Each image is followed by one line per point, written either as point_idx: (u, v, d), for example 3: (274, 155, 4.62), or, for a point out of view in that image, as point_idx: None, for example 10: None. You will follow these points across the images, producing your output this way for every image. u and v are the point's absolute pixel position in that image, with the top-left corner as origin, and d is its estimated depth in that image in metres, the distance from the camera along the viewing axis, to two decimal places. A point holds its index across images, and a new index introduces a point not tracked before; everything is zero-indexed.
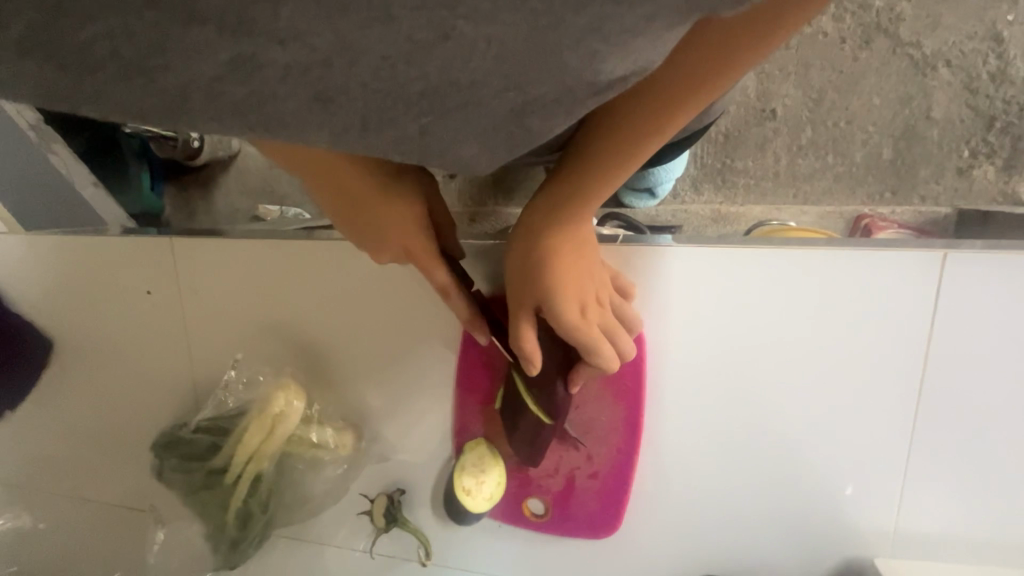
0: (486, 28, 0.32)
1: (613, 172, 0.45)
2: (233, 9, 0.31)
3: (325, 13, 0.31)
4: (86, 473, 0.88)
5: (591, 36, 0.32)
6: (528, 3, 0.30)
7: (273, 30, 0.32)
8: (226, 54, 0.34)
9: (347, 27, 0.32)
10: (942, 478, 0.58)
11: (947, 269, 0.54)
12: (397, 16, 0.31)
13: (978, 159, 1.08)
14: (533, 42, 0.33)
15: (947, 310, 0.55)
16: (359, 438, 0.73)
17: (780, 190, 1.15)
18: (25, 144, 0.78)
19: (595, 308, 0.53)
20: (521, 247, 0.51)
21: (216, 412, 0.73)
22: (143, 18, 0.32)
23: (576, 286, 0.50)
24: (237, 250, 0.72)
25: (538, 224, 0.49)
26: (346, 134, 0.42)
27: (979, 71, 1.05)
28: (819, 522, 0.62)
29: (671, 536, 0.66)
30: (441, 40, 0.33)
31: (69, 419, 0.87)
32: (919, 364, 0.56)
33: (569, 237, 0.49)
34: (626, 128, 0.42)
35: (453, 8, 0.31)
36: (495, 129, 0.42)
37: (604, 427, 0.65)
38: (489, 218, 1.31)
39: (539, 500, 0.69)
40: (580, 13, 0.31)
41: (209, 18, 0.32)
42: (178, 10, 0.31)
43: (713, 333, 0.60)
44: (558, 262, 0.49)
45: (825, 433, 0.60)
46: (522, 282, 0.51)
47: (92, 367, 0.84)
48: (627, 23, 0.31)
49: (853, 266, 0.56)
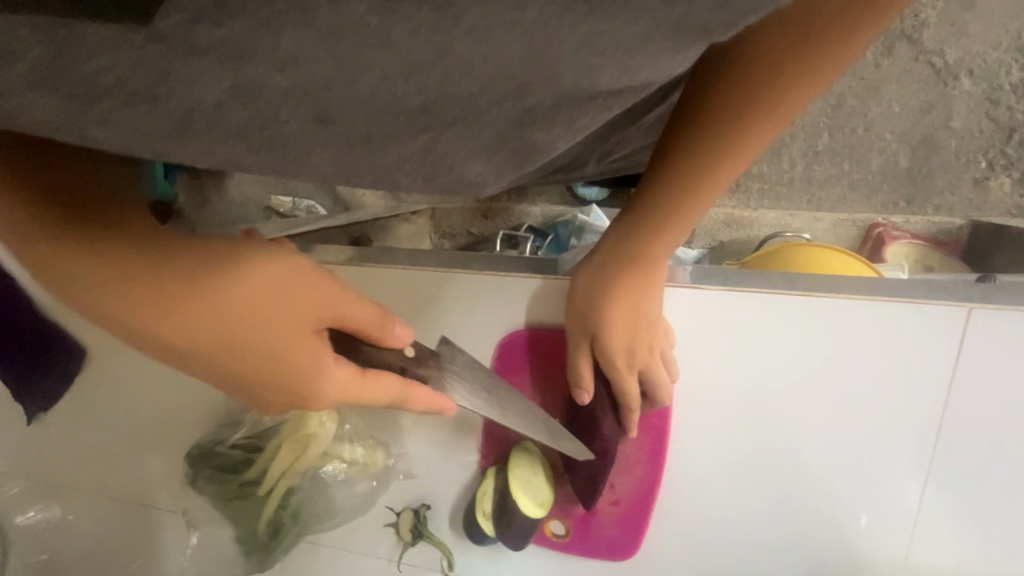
0: (483, 48, 0.36)
1: (674, 206, 0.50)
2: (233, 42, 0.34)
3: (326, 38, 0.35)
4: (119, 469, 0.92)
5: (587, 51, 0.36)
6: (524, 23, 0.35)
7: (272, 60, 0.35)
8: (228, 81, 0.35)
9: (343, 50, 0.35)
10: (956, 523, 0.60)
11: (972, 324, 0.57)
12: (394, 40, 0.35)
13: (995, 171, 1.07)
14: (531, 59, 0.37)
15: (966, 361, 0.58)
16: (388, 455, 0.75)
17: (794, 196, 1.17)
18: None
19: (644, 354, 0.59)
20: (583, 287, 0.58)
21: (251, 430, 0.78)
22: (144, 50, 0.34)
23: (625, 335, 0.56)
24: None
25: (602, 266, 0.56)
26: (348, 164, 0.41)
27: (1001, 82, 1.04)
28: (830, 554, 0.64)
29: (691, 559, 0.68)
30: (438, 61, 0.36)
31: (104, 415, 0.91)
32: (936, 412, 0.59)
33: (633, 277, 0.55)
34: (681, 160, 0.48)
35: (450, 31, 0.35)
36: (500, 146, 0.42)
37: (630, 458, 0.68)
38: (503, 214, 1.37)
39: (560, 522, 0.72)
40: (574, 30, 0.35)
41: (210, 49, 0.34)
42: (181, 45, 0.34)
43: (746, 367, 0.64)
44: (612, 303, 0.55)
45: (844, 471, 0.62)
46: (582, 321, 0.59)
47: (125, 368, 0.88)
48: (625, 37, 0.36)
49: (872, 314, 0.59)
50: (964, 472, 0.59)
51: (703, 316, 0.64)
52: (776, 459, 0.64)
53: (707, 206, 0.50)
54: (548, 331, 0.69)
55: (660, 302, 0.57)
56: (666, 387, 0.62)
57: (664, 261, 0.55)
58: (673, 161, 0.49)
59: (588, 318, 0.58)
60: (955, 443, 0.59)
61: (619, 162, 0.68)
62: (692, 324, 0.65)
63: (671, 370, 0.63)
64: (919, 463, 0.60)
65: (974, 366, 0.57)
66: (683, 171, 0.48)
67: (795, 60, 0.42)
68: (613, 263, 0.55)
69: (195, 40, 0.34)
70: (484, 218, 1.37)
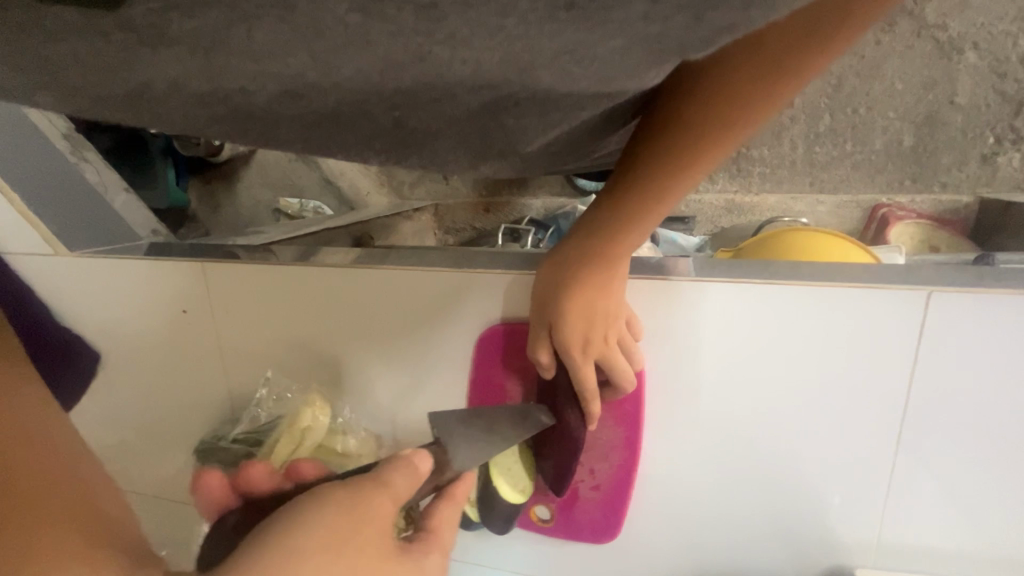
0: (464, 52, 0.36)
1: (636, 208, 0.51)
2: (208, 32, 0.37)
3: (300, 34, 0.36)
4: (142, 464, 0.98)
5: (565, 57, 0.36)
6: (506, 29, 0.34)
7: (248, 50, 0.38)
8: (195, 63, 0.39)
9: (322, 47, 0.37)
10: (928, 499, 0.61)
11: (933, 307, 0.57)
12: (374, 40, 0.36)
13: (1003, 146, 1.05)
14: (510, 61, 0.36)
15: (929, 344, 0.58)
16: (382, 447, 0.81)
17: (796, 178, 1.16)
18: (61, 158, 0.84)
19: (600, 344, 0.59)
20: (545, 279, 0.60)
21: (252, 426, 0.80)
22: (114, 26, 0.38)
23: (580, 326, 0.57)
24: (264, 274, 0.81)
25: (562, 261, 0.57)
26: (319, 133, 0.46)
27: (1009, 53, 1.01)
28: (807, 533, 0.66)
29: (674, 537, 0.72)
30: (418, 61, 0.37)
31: (125, 416, 0.97)
32: (899, 396, 0.60)
33: (589, 272, 0.55)
34: (645, 163, 0.49)
35: (430, 33, 0.35)
36: (475, 141, 0.46)
37: (607, 445, 0.70)
38: (504, 207, 1.38)
39: (545, 507, 0.74)
40: (554, 38, 0.35)
41: (181, 38, 0.38)
42: (148, 34, 0.38)
43: (723, 358, 0.65)
44: (567, 298, 0.56)
45: (816, 456, 0.64)
46: (542, 310, 0.60)
47: (136, 368, 0.94)
48: (603, 53, 0.35)
49: (841, 304, 0.59)
50: (934, 450, 0.60)
51: (684, 305, 0.65)
52: (752, 446, 0.66)
53: (671, 205, 0.51)
54: (521, 324, 0.71)
55: (620, 294, 0.58)
56: (624, 376, 0.62)
57: (627, 256, 0.56)
58: (639, 161, 0.50)
59: (549, 308, 0.59)
60: (924, 426, 0.60)
61: (603, 161, 0.66)
62: (675, 313, 0.65)
63: (634, 359, 0.64)
64: (887, 441, 0.61)
65: (939, 348, 0.58)
66: (646, 171, 0.49)
67: (763, 66, 0.42)
68: (572, 260, 0.56)
69: (166, 26, 0.37)
70: (487, 213, 1.38)
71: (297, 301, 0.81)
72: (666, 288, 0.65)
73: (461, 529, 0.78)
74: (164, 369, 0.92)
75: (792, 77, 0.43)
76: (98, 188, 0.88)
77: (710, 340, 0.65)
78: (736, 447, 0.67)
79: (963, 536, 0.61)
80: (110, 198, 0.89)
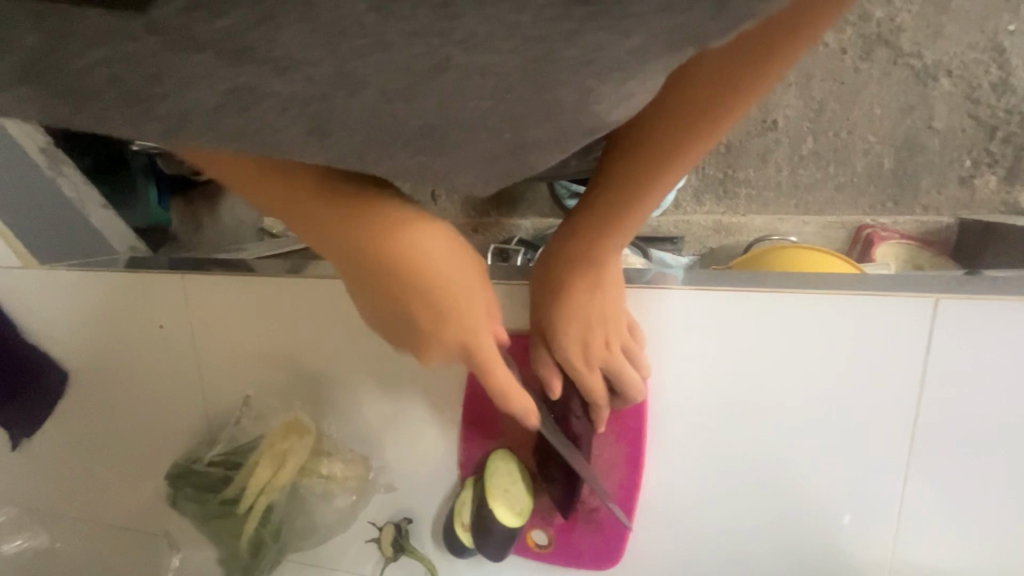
0: (483, 58, 0.29)
1: (615, 215, 0.47)
2: (235, 33, 0.28)
3: (323, 36, 0.28)
4: (104, 494, 0.92)
5: (585, 71, 0.29)
6: (521, 29, 0.27)
7: (270, 60, 0.29)
8: (227, 84, 0.30)
9: (345, 54, 0.28)
10: (937, 513, 0.60)
11: (940, 314, 0.56)
12: (392, 43, 0.28)
13: (980, 169, 1.08)
14: (530, 75, 0.30)
15: (937, 349, 0.57)
16: (369, 468, 0.76)
17: (781, 200, 1.16)
18: (33, 167, 0.82)
19: (602, 351, 0.56)
20: (537, 283, 0.56)
21: (229, 447, 0.79)
22: (141, 43, 0.29)
23: (579, 331, 0.54)
24: (244, 284, 0.77)
25: (549, 264, 0.54)
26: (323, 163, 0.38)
27: (981, 81, 1.04)
28: (811, 553, 0.64)
29: (677, 563, 0.68)
30: (437, 72, 0.29)
31: (88, 439, 0.92)
32: (909, 413, 0.59)
33: (580, 276, 0.51)
34: (623, 168, 0.44)
35: (447, 34, 0.28)
36: (491, 165, 0.36)
37: (609, 464, 0.67)
38: (492, 229, 1.33)
39: (542, 532, 0.71)
40: (572, 43, 0.28)
41: (208, 43, 0.28)
42: (176, 36, 0.28)
43: (716, 369, 0.63)
44: (561, 306, 0.53)
45: (818, 469, 0.62)
46: (537, 316, 0.57)
47: (104, 388, 0.89)
48: (618, 54, 0.28)
49: (844, 315, 0.58)
50: (933, 463, 0.59)
51: (677, 313, 0.63)
52: (749, 460, 0.64)
53: (655, 204, 0.46)
54: (520, 336, 0.68)
55: (619, 291, 0.55)
56: (633, 386, 0.59)
57: (616, 256, 0.51)
58: (616, 164, 0.45)
59: (544, 318, 0.56)
60: (929, 434, 0.58)
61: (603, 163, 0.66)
62: (668, 322, 0.64)
63: (642, 367, 0.62)
64: (896, 459, 0.60)
65: (942, 354, 0.57)
66: (623, 174, 0.44)
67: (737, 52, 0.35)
68: (555, 266, 0.53)
69: (193, 30, 0.28)
70: (473, 233, 1.34)
71: (275, 308, 0.76)
72: (661, 296, 0.63)
73: (453, 556, 0.75)
74: (136, 390, 0.87)
75: (763, 74, 0.36)
76: (73, 201, 0.87)
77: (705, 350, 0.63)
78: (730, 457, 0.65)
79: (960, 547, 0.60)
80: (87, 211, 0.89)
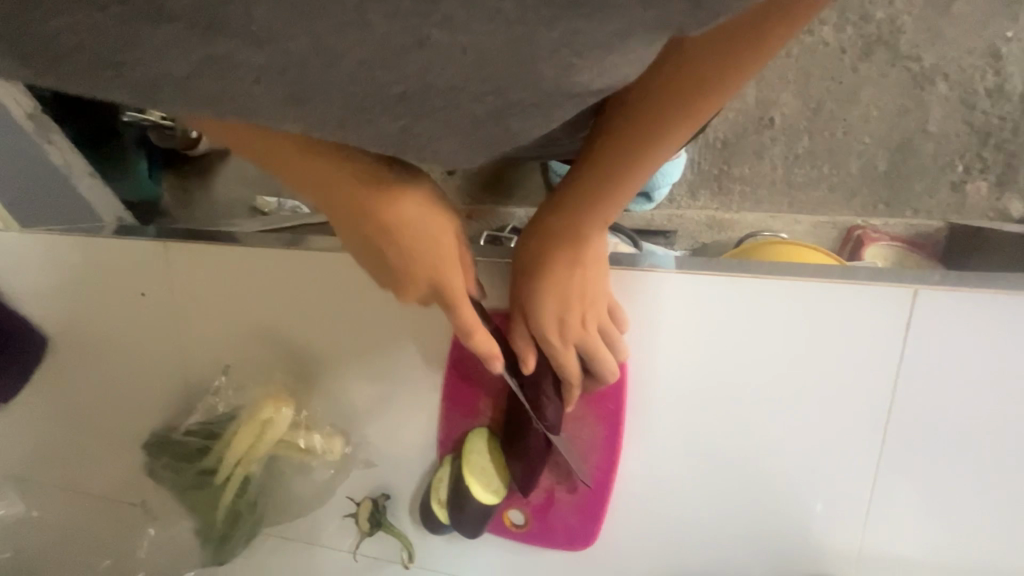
0: (462, 38, 0.28)
1: (603, 194, 0.47)
2: (204, 8, 0.26)
3: (298, 13, 0.27)
4: (85, 465, 0.92)
5: (565, 51, 0.29)
6: (503, 13, 0.27)
7: (246, 33, 0.28)
8: (198, 55, 0.29)
9: (323, 29, 0.28)
10: (913, 502, 0.60)
11: (918, 307, 0.57)
12: (372, 22, 0.27)
13: (972, 174, 1.08)
14: (507, 54, 0.29)
15: (915, 341, 0.57)
16: (347, 444, 0.76)
17: (774, 198, 1.16)
18: (20, 130, 0.80)
19: (577, 329, 0.56)
20: (517, 260, 0.56)
21: (206, 417, 0.79)
22: (108, 12, 0.27)
23: (555, 308, 0.53)
24: (228, 255, 0.76)
25: (531, 240, 0.53)
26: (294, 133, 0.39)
27: (977, 87, 1.05)
28: (785, 538, 0.65)
29: (656, 546, 0.69)
30: (416, 48, 0.29)
31: (68, 408, 0.91)
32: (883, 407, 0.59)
33: (562, 254, 0.51)
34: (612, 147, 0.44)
35: (427, 17, 0.27)
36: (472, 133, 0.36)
37: (586, 445, 0.68)
38: (486, 215, 1.32)
39: (519, 511, 0.72)
40: (552, 28, 0.28)
41: (178, 14, 0.27)
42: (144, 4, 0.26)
43: (699, 356, 0.63)
44: (540, 281, 0.53)
45: (795, 458, 0.63)
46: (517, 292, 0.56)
47: (86, 359, 0.88)
48: (599, 37, 0.28)
49: (825, 305, 0.59)
50: (909, 454, 0.60)
51: (662, 299, 0.63)
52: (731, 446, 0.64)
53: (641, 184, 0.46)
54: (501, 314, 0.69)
55: (600, 272, 0.54)
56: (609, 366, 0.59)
57: (599, 235, 0.51)
58: (605, 142, 0.45)
59: (523, 294, 0.55)
60: (905, 424, 0.59)
61: None
62: (654, 308, 0.64)
63: (619, 351, 0.61)
64: (871, 446, 0.60)
65: (920, 346, 0.57)
66: (612, 152, 0.44)
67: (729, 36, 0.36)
68: (537, 242, 0.52)
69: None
70: (467, 219, 1.33)
71: (259, 278, 0.76)
72: (647, 281, 0.63)
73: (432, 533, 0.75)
74: (119, 361, 0.87)
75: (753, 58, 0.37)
76: (61, 168, 0.84)
77: (689, 336, 0.63)
78: (704, 446, 0.65)
79: (930, 537, 0.61)
80: (73, 180, 0.85)
